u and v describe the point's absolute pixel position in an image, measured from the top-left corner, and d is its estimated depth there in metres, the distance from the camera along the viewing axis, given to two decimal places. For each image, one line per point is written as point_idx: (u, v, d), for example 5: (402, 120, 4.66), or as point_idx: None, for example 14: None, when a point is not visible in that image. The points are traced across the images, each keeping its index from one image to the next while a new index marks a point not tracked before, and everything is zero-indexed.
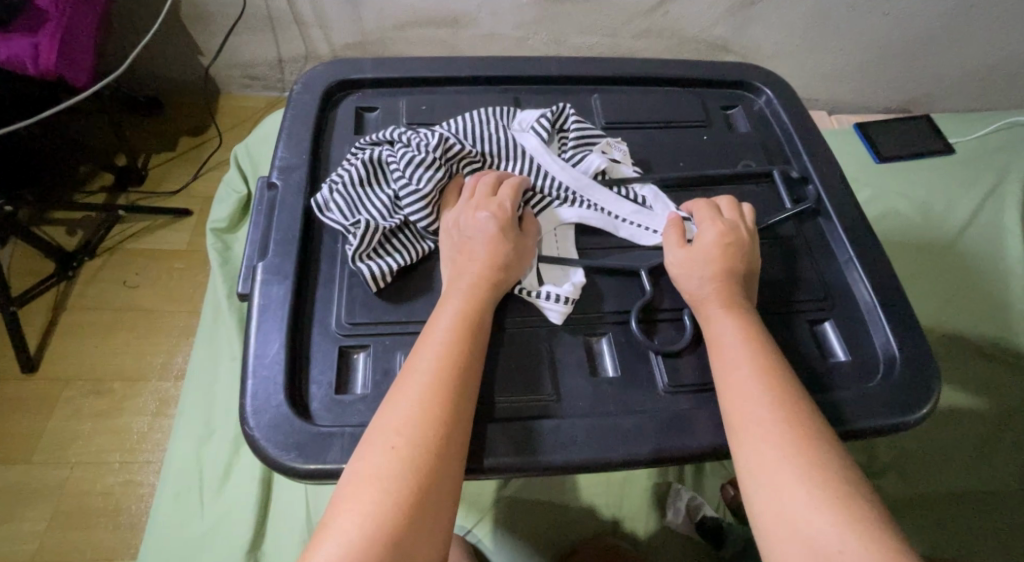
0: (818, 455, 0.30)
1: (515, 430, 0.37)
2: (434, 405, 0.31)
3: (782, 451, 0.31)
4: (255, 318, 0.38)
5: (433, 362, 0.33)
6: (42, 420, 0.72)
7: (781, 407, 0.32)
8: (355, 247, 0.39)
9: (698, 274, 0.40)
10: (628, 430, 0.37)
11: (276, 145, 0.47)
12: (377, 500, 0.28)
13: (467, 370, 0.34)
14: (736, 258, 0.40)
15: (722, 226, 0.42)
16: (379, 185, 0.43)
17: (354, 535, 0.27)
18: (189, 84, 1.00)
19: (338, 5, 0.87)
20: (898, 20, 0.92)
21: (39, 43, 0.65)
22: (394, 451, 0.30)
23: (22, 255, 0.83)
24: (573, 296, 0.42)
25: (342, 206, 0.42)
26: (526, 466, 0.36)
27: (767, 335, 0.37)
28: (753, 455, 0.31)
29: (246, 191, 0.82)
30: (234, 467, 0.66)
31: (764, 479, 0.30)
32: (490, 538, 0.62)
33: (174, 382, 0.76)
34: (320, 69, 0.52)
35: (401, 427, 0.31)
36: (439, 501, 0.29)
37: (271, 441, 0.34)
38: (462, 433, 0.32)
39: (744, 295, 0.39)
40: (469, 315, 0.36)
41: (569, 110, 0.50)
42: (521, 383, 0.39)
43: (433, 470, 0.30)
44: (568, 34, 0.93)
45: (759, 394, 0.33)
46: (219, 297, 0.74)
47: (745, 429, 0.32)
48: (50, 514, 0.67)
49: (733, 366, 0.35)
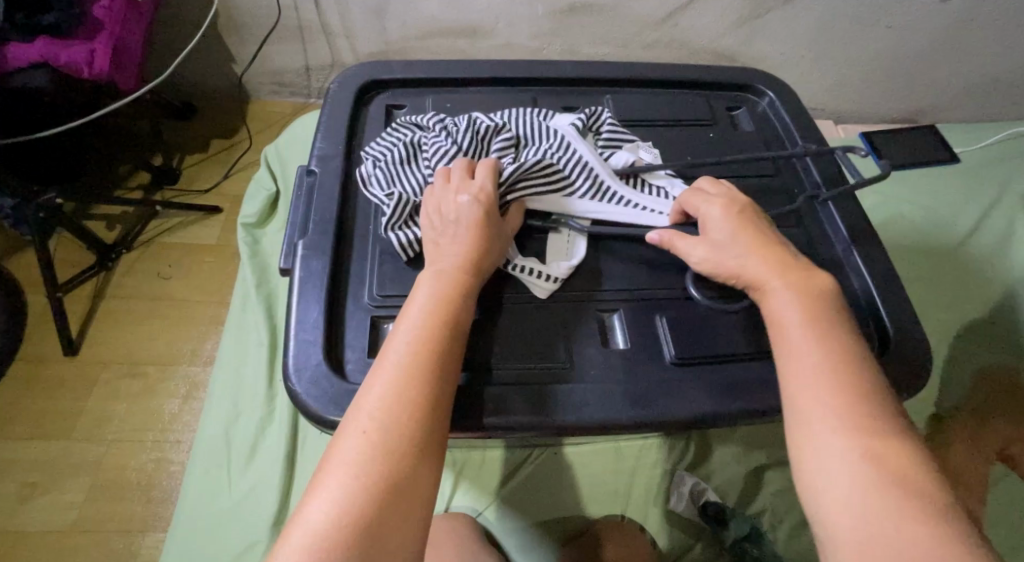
0: (890, 453, 0.27)
1: (534, 393, 0.40)
2: (408, 388, 0.31)
3: (847, 443, 0.28)
4: (296, 287, 0.42)
5: (408, 344, 0.33)
6: (80, 400, 0.76)
7: (846, 396, 0.30)
8: (388, 216, 0.43)
9: (734, 253, 0.39)
10: (636, 395, 0.41)
11: (314, 138, 0.52)
12: (347, 486, 0.28)
13: (449, 352, 0.34)
14: (753, 229, 0.39)
15: (721, 200, 0.41)
16: (417, 165, 0.47)
17: (323, 519, 0.27)
18: (223, 91, 1.05)
19: (364, 16, 0.92)
20: (899, 32, 0.95)
21: (94, 49, 0.70)
22: (365, 435, 0.29)
23: (67, 246, 0.88)
24: (555, 274, 0.44)
25: (381, 180, 0.46)
26: (543, 425, 0.39)
27: (842, 314, 0.35)
28: (809, 443, 0.29)
29: (277, 189, 0.87)
30: (259, 446, 0.68)
31: (819, 470, 0.28)
32: (500, 522, 0.63)
33: (202, 366, 0.80)
34: (356, 69, 0.57)
35: (374, 410, 0.30)
36: (414, 483, 0.29)
37: (312, 396, 0.38)
38: (442, 414, 0.32)
39: (796, 261, 0.38)
40: (450, 297, 0.36)
41: (604, 114, 0.53)
42: (539, 354, 0.42)
43: (401, 455, 0.29)
44: (581, 43, 0.97)
45: (819, 379, 0.31)
46: (248, 286, 0.78)
47: (808, 418, 0.30)
48: (86, 487, 0.71)
49: (800, 349, 0.32)
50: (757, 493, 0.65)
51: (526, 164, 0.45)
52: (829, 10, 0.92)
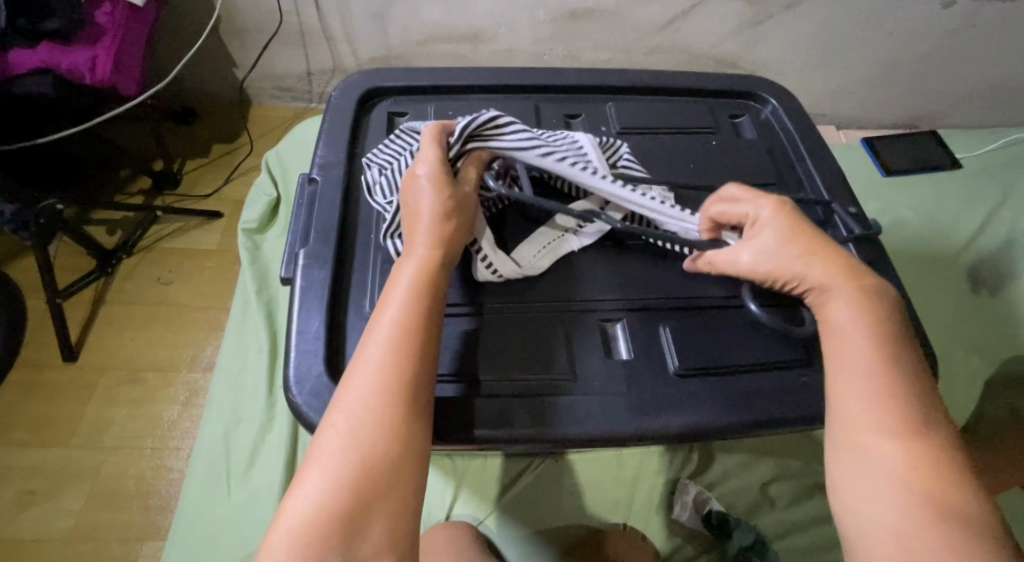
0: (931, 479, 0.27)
1: (539, 405, 0.40)
2: (381, 375, 0.30)
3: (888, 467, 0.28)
4: (297, 297, 0.42)
5: (380, 331, 0.32)
6: (80, 406, 0.76)
7: (891, 418, 0.29)
8: (388, 223, 0.43)
9: (794, 256, 0.36)
10: (639, 407, 0.41)
11: (315, 146, 0.52)
12: (324, 482, 0.27)
13: (422, 336, 0.33)
14: (802, 230, 0.37)
15: (771, 201, 0.39)
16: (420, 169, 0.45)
17: (299, 517, 0.26)
18: (224, 95, 1.05)
19: (367, 22, 0.92)
20: (901, 38, 0.95)
21: (96, 55, 0.70)
22: (339, 429, 0.29)
23: (68, 251, 0.88)
24: (509, 272, 0.43)
25: (385, 188, 0.45)
26: (547, 437, 0.39)
27: (901, 333, 0.33)
28: (850, 464, 0.29)
29: (278, 194, 0.87)
30: (258, 453, 0.68)
31: (858, 493, 0.28)
32: (502, 530, 0.63)
33: (202, 372, 0.79)
34: (357, 77, 0.57)
35: (348, 404, 0.30)
36: (396, 472, 0.28)
37: (313, 408, 0.38)
38: (420, 397, 0.31)
39: (861, 268, 0.36)
40: (423, 280, 0.35)
41: (622, 147, 0.51)
42: (546, 365, 0.42)
43: (378, 444, 0.29)
44: (583, 49, 0.97)
45: (864, 397, 0.30)
46: (248, 292, 0.78)
47: (849, 439, 0.30)
48: (85, 494, 0.70)
49: (847, 366, 0.32)
50: (761, 505, 0.64)
51: (478, 118, 0.42)
52: (831, 16, 0.91)
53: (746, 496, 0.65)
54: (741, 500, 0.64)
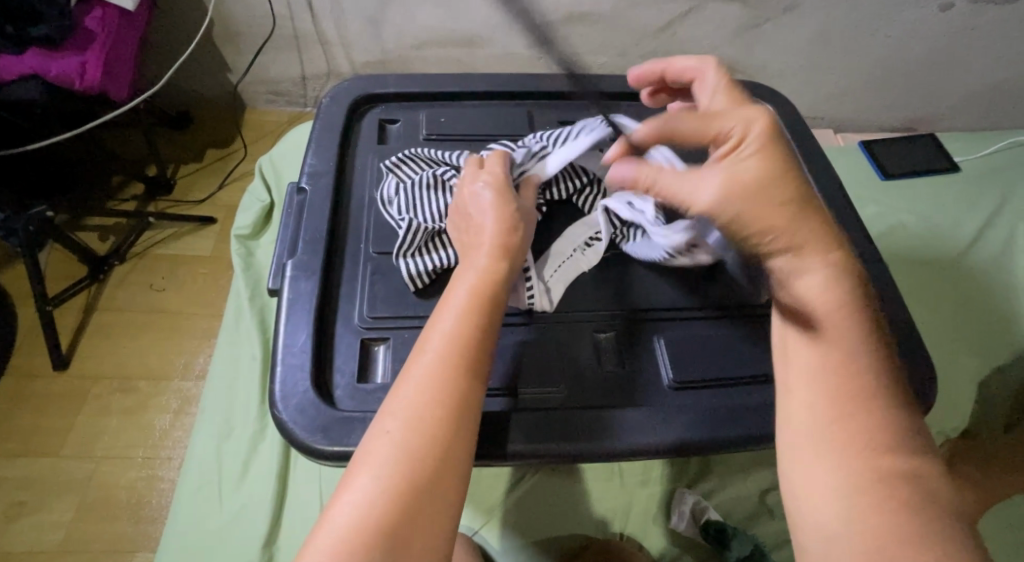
0: (873, 485, 0.25)
1: (536, 420, 0.39)
2: (440, 381, 0.30)
3: (830, 479, 0.26)
4: (284, 310, 0.42)
5: (440, 336, 0.32)
6: (70, 416, 0.75)
7: (844, 425, 0.27)
8: (399, 243, 0.43)
9: (778, 204, 0.28)
10: (634, 421, 0.40)
11: (305, 154, 0.51)
12: (370, 490, 0.26)
13: (479, 349, 0.32)
14: (789, 175, 0.28)
15: (755, 121, 0.29)
16: (441, 193, 0.45)
17: (343, 525, 0.25)
18: (218, 100, 1.05)
19: (362, 26, 0.92)
20: (899, 42, 0.95)
21: (86, 61, 0.69)
22: (390, 436, 0.28)
23: (59, 258, 0.88)
24: (542, 299, 0.43)
25: (401, 204, 0.45)
26: (543, 452, 0.38)
27: (867, 309, 0.30)
28: (801, 475, 0.28)
29: (271, 200, 0.86)
30: (250, 464, 0.67)
31: (810, 508, 0.27)
32: (498, 540, 0.61)
33: (194, 381, 0.79)
34: (348, 84, 0.56)
35: (401, 411, 0.29)
36: (442, 486, 0.27)
37: (298, 424, 0.37)
38: (473, 409, 0.30)
39: (831, 228, 0.30)
40: (482, 291, 0.34)
41: None
42: (544, 379, 0.41)
43: (431, 453, 0.28)
44: (581, 53, 0.96)
45: (816, 401, 0.28)
46: (241, 298, 0.77)
47: (799, 448, 0.28)
48: (75, 505, 0.69)
49: (795, 371, 0.30)
50: (762, 515, 0.63)
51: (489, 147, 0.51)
52: (828, 20, 0.91)
53: (747, 505, 0.63)
54: (741, 511, 0.63)
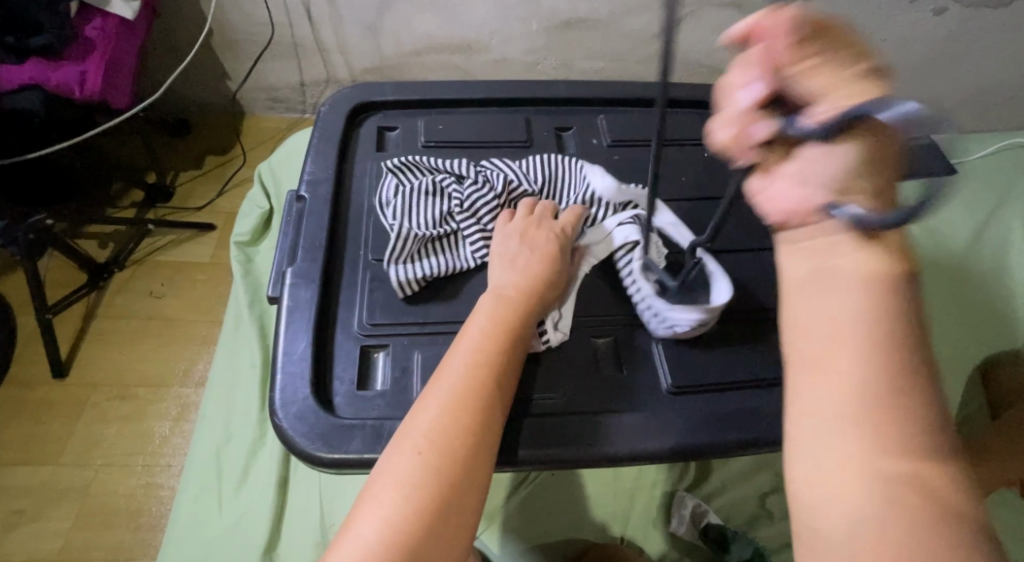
0: (920, 481, 0.18)
1: (546, 425, 0.39)
2: (465, 409, 0.31)
3: (863, 471, 0.19)
4: (283, 317, 0.42)
5: (463, 367, 0.33)
6: (69, 424, 0.75)
7: (890, 404, 0.19)
8: (389, 250, 0.43)
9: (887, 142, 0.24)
10: (635, 427, 0.40)
11: (304, 162, 0.51)
12: (397, 508, 0.27)
13: (499, 379, 0.34)
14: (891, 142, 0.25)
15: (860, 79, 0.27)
16: (438, 199, 0.46)
17: (371, 539, 0.25)
18: (218, 107, 1.05)
19: (360, 33, 0.92)
20: (894, 45, 0.95)
21: (86, 70, 0.70)
22: (419, 457, 0.29)
23: (58, 265, 0.88)
24: (555, 339, 0.42)
25: (397, 208, 0.45)
26: (555, 457, 0.38)
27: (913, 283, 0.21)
28: (818, 455, 0.20)
29: (270, 206, 0.86)
30: (251, 469, 0.67)
31: (828, 497, 0.19)
32: (498, 545, 0.61)
33: (194, 388, 0.79)
34: (346, 93, 0.57)
35: (428, 433, 0.30)
36: (462, 508, 0.28)
37: (298, 431, 0.37)
38: (492, 437, 0.31)
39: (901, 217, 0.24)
40: (502, 330, 0.36)
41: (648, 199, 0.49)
42: (556, 385, 0.41)
43: (457, 476, 0.28)
44: (577, 58, 0.97)
45: (857, 370, 0.20)
46: (240, 304, 0.77)
47: (823, 421, 0.20)
48: (74, 514, 0.69)
49: (834, 335, 0.20)
50: (763, 520, 0.63)
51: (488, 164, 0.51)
52: None
53: (747, 508, 0.63)
54: (741, 514, 0.63)
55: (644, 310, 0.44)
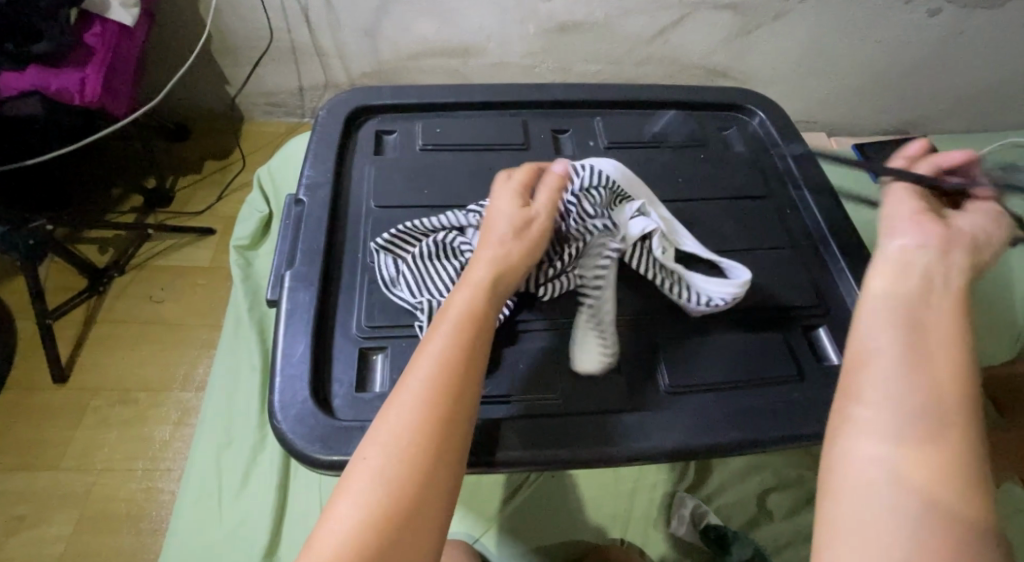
0: (930, 502, 0.20)
1: (531, 425, 0.39)
2: (421, 406, 0.29)
3: (898, 435, 0.22)
4: (283, 320, 0.42)
5: (422, 359, 0.31)
6: (70, 429, 0.75)
7: (944, 407, 0.23)
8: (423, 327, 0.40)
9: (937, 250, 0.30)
10: (631, 427, 0.40)
11: (303, 165, 0.52)
12: (346, 515, 0.25)
13: (469, 372, 0.31)
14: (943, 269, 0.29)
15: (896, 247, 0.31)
16: (448, 259, 0.43)
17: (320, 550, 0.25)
18: (218, 112, 1.06)
19: (357, 37, 0.93)
20: (889, 46, 0.95)
21: (86, 76, 0.70)
22: (369, 462, 0.27)
23: (58, 271, 0.88)
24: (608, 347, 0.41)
25: (410, 283, 0.42)
26: (538, 458, 0.38)
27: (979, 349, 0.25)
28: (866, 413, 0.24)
29: (269, 210, 0.87)
30: (253, 471, 0.67)
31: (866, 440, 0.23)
32: (498, 546, 0.61)
33: (194, 392, 0.79)
34: (344, 97, 0.57)
35: (383, 436, 0.28)
36: (421, 513, 0.26)
37: (297, 433, 0.37)
38: (458, 430, 0.29)
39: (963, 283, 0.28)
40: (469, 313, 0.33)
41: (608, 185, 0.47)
42: (544, 385, 0.42)
43: (412, 478, 0.27)
44: (574, 61, 0.97)
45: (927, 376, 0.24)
46: (241, 309, 0.78)
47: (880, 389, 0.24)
48: (75, 519, 0.69)
49: (932, 350, 0.24)
50: (763, 521, 0.63)
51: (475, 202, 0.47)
52: (819, 25, 0.92)
53: (747, 508, 0.63)
54: (741, 514, 0.63)
55: (681, 292, 0.44)
